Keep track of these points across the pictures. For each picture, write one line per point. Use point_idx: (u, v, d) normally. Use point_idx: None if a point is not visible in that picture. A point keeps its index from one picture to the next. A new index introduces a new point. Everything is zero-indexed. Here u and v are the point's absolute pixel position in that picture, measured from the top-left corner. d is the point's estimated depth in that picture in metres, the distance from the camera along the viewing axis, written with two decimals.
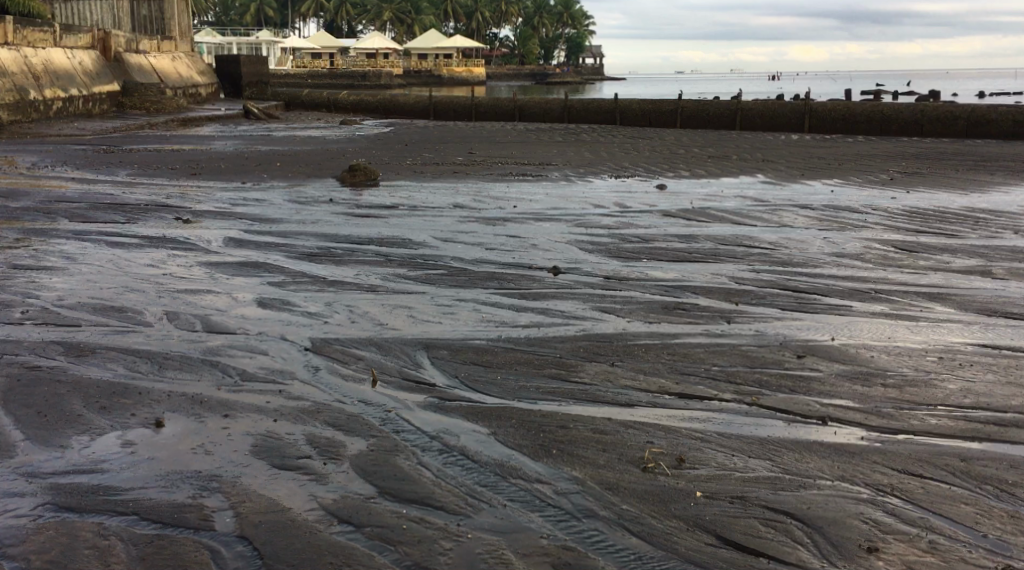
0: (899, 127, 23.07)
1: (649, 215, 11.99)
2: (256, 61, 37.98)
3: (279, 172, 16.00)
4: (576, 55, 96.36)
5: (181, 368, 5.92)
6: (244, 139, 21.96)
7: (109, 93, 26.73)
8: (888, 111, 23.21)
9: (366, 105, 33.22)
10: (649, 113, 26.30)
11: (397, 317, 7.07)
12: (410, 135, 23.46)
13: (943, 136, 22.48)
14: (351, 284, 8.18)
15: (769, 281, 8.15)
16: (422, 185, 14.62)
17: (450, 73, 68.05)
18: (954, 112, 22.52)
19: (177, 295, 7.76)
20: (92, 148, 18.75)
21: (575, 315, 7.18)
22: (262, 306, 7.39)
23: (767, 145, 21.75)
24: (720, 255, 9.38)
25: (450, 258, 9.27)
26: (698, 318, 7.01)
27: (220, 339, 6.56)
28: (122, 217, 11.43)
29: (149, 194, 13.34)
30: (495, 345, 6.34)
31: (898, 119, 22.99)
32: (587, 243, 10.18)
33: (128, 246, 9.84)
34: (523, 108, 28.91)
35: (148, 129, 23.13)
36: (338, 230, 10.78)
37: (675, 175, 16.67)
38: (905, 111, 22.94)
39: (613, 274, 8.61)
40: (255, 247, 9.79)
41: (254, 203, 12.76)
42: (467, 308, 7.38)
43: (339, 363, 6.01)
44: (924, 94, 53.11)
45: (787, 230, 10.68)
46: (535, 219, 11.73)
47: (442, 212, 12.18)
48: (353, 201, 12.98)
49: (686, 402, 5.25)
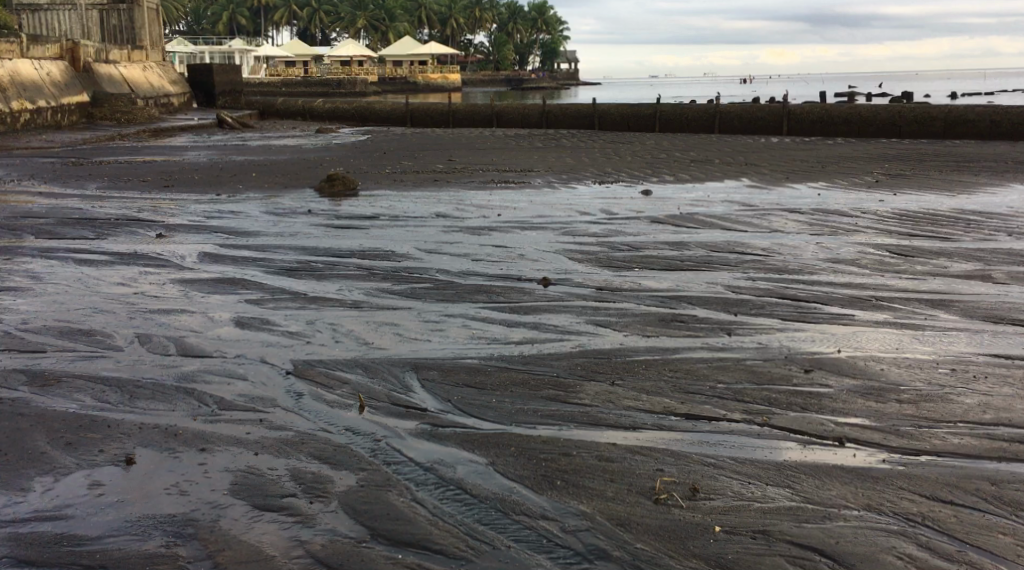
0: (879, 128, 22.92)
1: (636, 222, 11.71)
2: (230, 69, 37.52)
3: (254, 182, 15.63)
4: (551, 61, 96.31)
5: (153, 396, 5.59)
6: (218, 149, 21.58)
7: (79, 104, 26.25)
8: (867, 112, 23.05)
9: (342, 113, 32.84)
10: (627, 118, 26.08)
11: (382, 336, 6.73)
12: (387, 143, 23.14)
13: (922, 137, 22.35)
14: (332, 300, 7.85)
15: (765, 290, 7.84)
16: (402, 194, 14.30)
17: (425, 80, 67.73)
18: (933, 112, 22.38)
19: (148, 315, 7.42)
20: (62, 161, 18.32)
21: (568, 330, 6.85)
22: (240, 326, 7.07)
23: (748, 148, 21.55)
24: (712, 262, 9.09)
25: (434, 270, 8.94)
26: (697, 331, 6.69)
27: (195, 363, 6.23)
28: (92, 233, 11.05)
29: (120, 207, 12.96)
30: (486, 365, 6.00)
31: (877, 120, 22.86)
32: (575, 252, 9.88)
33: (97, 264, 9.47)
34: (501, 113, 28.62)
35: (120, 141, 22.69)
36: (318, 243, 10.44)
37: (658, 181, 16.42)
38: (884, 112, 22.79)
39: (604, 285, 8.31)
40: (231, 262, 9.45)
41: (230, 216, 12.40)
42: (455, 325, 7.04)
43: (323, 388, 5.68)
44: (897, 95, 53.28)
45: (778, 235, 10.41)
46: (520, 228, 11.42)
47: (423, 222, 11.85)
48: (331, 212, 12.64)
49: (693, 423, 4.90)
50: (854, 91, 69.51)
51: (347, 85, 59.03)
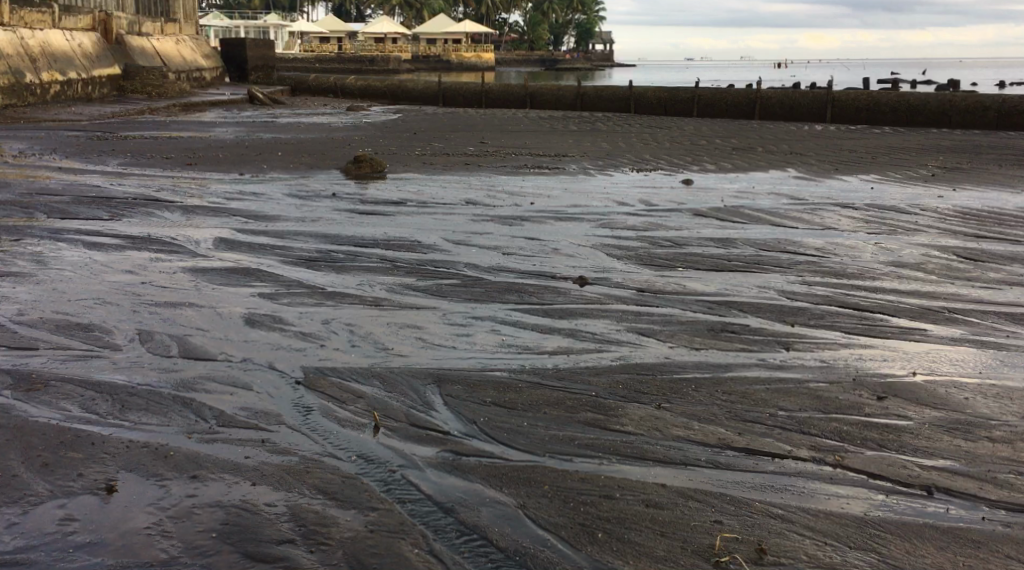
0: (927, 118, 21.98)
1: (677, 216, 11.05)
2: (263, 44, 36.98)
3: (280, 162, 15.07)
4: (587, 42, 95.17)
5: (147, 406, 5.02)
6: (247, 126, 21.03)
7: (111, 77, 25.82)
8: (915, 100, 22.13)
9: (374, 91, 32.23)
10: (663, 102, 25.31)
11: (405, 341, 6.14)
12: (418, 123, 22.54)
13: (974, 127, 21.42)
14: (352, 296, 7.26)
15: (822, 296, 7.19)
16: (431, 178, 13.72)
17: (459, 58, 67.00)
18: (986, 102, 21.42)
19: (152, 309, 6.85)
20: (87, 135, 17.84)
21: (607, 339, 6.23)
22: (251, 324, 6.48)
23: (791, 136, 20.75)
24: (763, 263, 8.45)
25: (463, 265, 8.33)
26: (752, 344, 6.07)
27: (197, 367, 5.65)
28: (107, 213, 10.53)
29: (140, 185, 12.45)
30: (518, 380, 5.41)
31: (925, 110, 21.95)
32: (613, 247, 9.24)
33: (106, 247, 8.90)
34: (535, 94, 27.90)
35: (150, 115, 22.24)
36: (341, 230, 9.86)
37: (700, 169, 15.72)
38: (933, 101, 21.84)
39: (647, 287, 7.68)
40: (249, 249, 8.90)
41: (251, 198, 11.82)
42: (484, 330, 6.43)
43: (335, 402, 5.09)
44: (940, 85, 51.97)
45: (832, 234, 9.74)
46: (555, 218, 10.79)
47: (453, 210, 11.25)
48: (357, 196, 12.07)
49: (755, 462, 4.25)
50: (895, 78, 68.13)
51: (381, 63, 58.55)
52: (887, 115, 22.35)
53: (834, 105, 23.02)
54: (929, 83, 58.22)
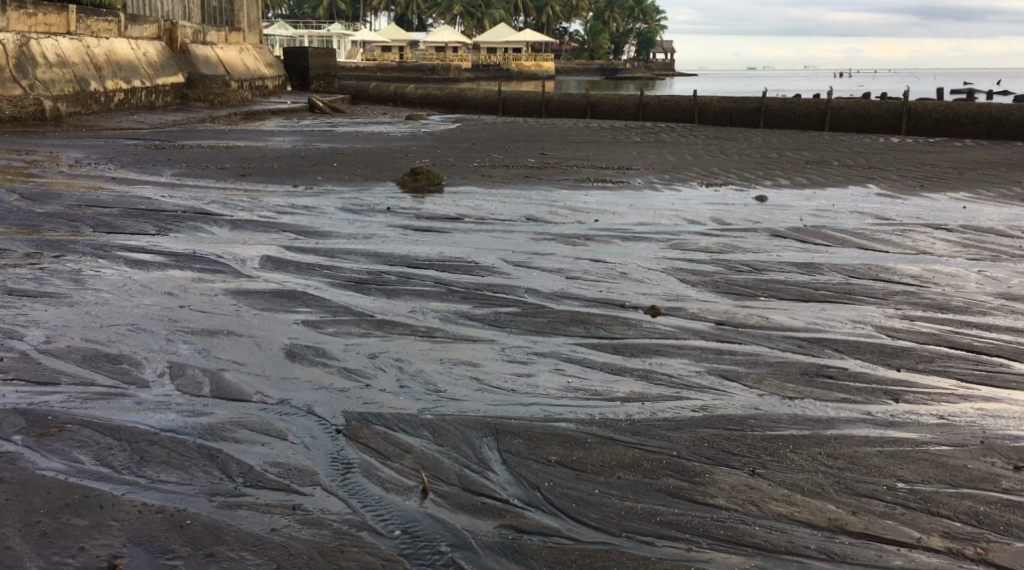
0: (1008, 131, 20.89)
1: (754, 237, 10.38)
2: (325, 53, 36.68)
3: (336, 174, 14.56)
4: (647, 51, 94.29)
5: (167, 457, 4.38)
6: (306, 136, 20.60)
7: (175, 85, 25.61)
8: (998, 111, 21.07)
9: (434, 100, 31.79)
10: (729, 112, 24.44)
11: (461, 380, 5.52)
12: (478, 133, 21.95)
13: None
14: (402, 325, 6.63)
15: (930, 335, 6.69)
16: (491, 191, 13.11)
17: (519, 67, 66.61)
18: None
19: (187, 335, 6.23)
20: (144, 144, 17.49)
21: (687, 384, 5.55)
22: (291, 358, 5.82)
23: (868, 148, 19.87)
24: (854, 294, 7.88)
25: (524, 289, 7.71)
26: (854, 394, 5.45)
27: (228, 409, 4.98)
28: (152, 227, 9.99)
29: (191, 198, 11.94)
30: (588, 433, 4.75)
31: (1008, 122, 20.87)
32: (687, 272, 8.53)
33: (146, 263, 8.34)
34: (596, 103, 27.21)
35: (211, 124, 21.93)
36: (394, 248, 9.26)
37: (773, 184, 15.01)
38: (1016, 113, 20.78)
39: (727, 321, 7.00)
40: (296, 268, 8.30)
41: (303, 212, 11.30)
42: (546, 368, 5.78)
43: (378, 458, 4.45)
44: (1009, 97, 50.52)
45: (929, 260, 9.33)
46: (622, 237, 10.11)
47: (512, 226, 10.61)
48: (413, 211, 11.52)
49: (877, 553, 3.74)
50: (968, 89, 66.27)
51: (441, 72, 58.48)
52: (967, 127, 21.31)
53: (910, 116, 21.98)
54: (1002, 94, 56.50)
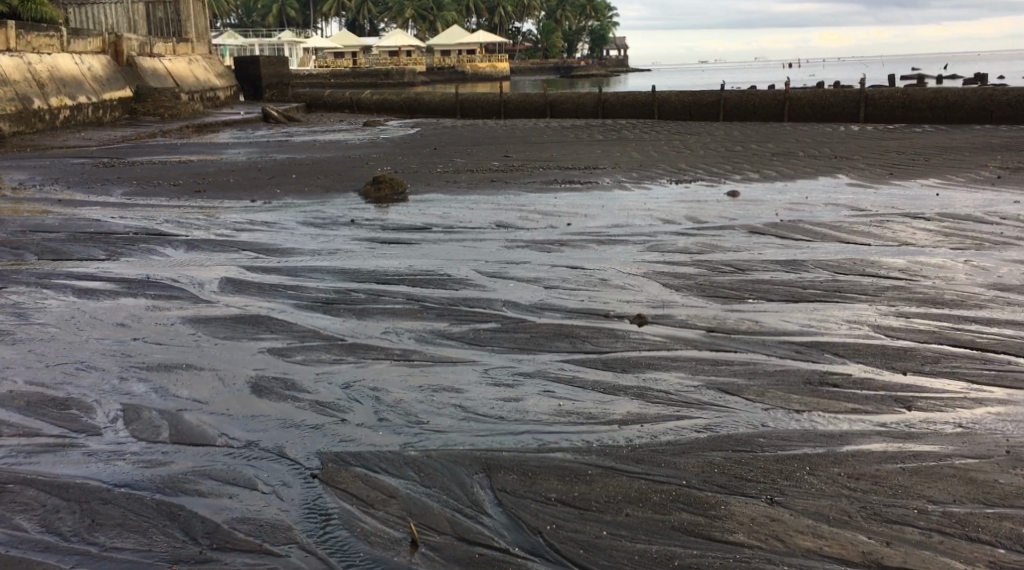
0: (965, 115, 20.81)
1: (731, 235, 10.06)
2: (277, 61, 36.00)
3: (294, 186, 14.08)
4: (600, 48, 94.14)
5: (123, 519, 3.98)
6: (260, 147, 20.06)
7: (122, 100, 24.92)
8: (954, 96, 20.97)
9: (390, 105, 31.29)
10: (688, 107, 24.20)
11: (443, 408, 5.12)
12: (437, 137, 21.53)
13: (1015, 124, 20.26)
14: (376, 349, 6.20)
15: (930, 333, 6.40)
16: (456, 198, 12.72)
17: (473, 68, 66.18)
18: None
19: (141, 370, 5.77)
20: (91, 162, 16.86)
21: (686, 401, 5.17)
22: (257, 391, 5.38)
23: (830, 137, 19.68)
24: (845, 292, 7.57)
25: (502, 303, 7.31)
26: (864, 402, 5.10)
27: (189, 455, 4.56)
28: (102, 251, 9.48)
29: (143, 218, 11.42)
30: (586, 463, 4.38)
31: (965, 105, 20.76)
32: (669, 276, 8.19)
33: (96, 291, 7.84)
34: (554, 102, 26.87)
35: (162, 138, 21.32)
36: (360, 263, 8.83)
37: (742, 178, 14.73)
38: (972, 97, 20.70)
39: (718, 327, 6.64)
40: (257, 289, 7.83)
41: (262, 228, 10.83)
42: (534, 391, 5.38)
43: (359, 505, 4.06)
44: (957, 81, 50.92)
45: (914, 252, 9.07)
46: (597, 241, 9.74)
47: (482, 234, 10.21)
48: (377, 222, 11.09)
49: None
50: (917, 74, 66.80)
51: (395, 76, 57.98)
52: (924, 113, 21.21)
53: (868, 103, 21.84)
54: (951, 78, 56.93)
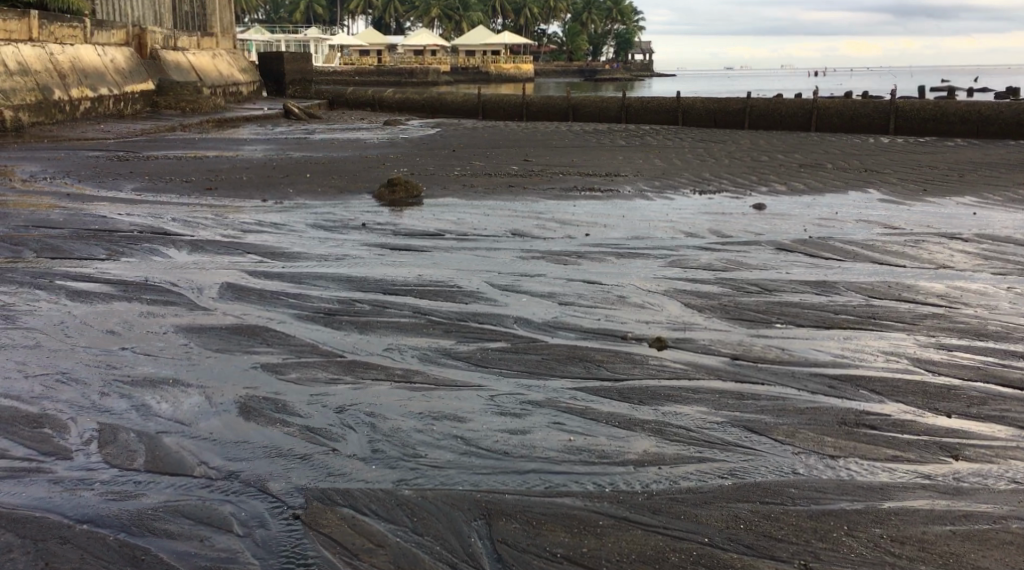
0: (998, 129, 20.21)
1: (759, 251, 9.60)
2: (300, 57, 35.67)
3: (308, 186, 13.70)
4: (625, 52, 93.49)
5: (81, 564, 3.65)
6: (278, 144, 19.70)
7: (143, 92, 24.63)
8: (986, 110, 20.38)
9: (412, 104, 30.91)
10: (713, 113, 23.70)
11: (444, 439, 4.70)
12: (458, 138, 21.14)
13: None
14: (376, 367, 5.78)
15: (973, 369, 5.95)
16: (472, 203, 12.30)
17: (498, 69, 65.80)
18: None
19: (122, 383, 5.36)
20: (105, 155, 16.52)
21: (709, 440, 4.73)
22: (242, 412, 4.96)
23: (860, 149, 19.15)
24: (880, 319, 7.11)
25: (514, 320, 6.88)
26: (905, 449, 4.65)
27: (161, 486, 4.17)
28: (103, 250, 9.10)
29: (150, 216, 11.06)
30: (598, 513, 3.98)
31: (997, 120, 20.17)
32: (692, 294, 7.75)
33: (89, 293, 7.45)
34: (578, 106, 26.42)
35: (180, 132, 21.01)
36: (369, 270, 8.41)
37: (769, 190, 14.27)
38: (1006, 111, 20.10)
39: (744, 355, 6.19)
40: (258, 296, 7.41)
41: (271, 230, 10.43)
42: (543, 422, 4.94)
43: (344, 557, 3.71)
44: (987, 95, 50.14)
45: (952, 277, 8.59)
46: (617, 254, 9.29)
47: (498, 243, 9.78)
48: (390, 226, 10.69)
49: None
50: (946, 86, 66.01)
51: (420, 75, 57.65)
52: (955, 126, 20.63)
53: (899, 115, 21.27)
54: (981, 91, 56.03)
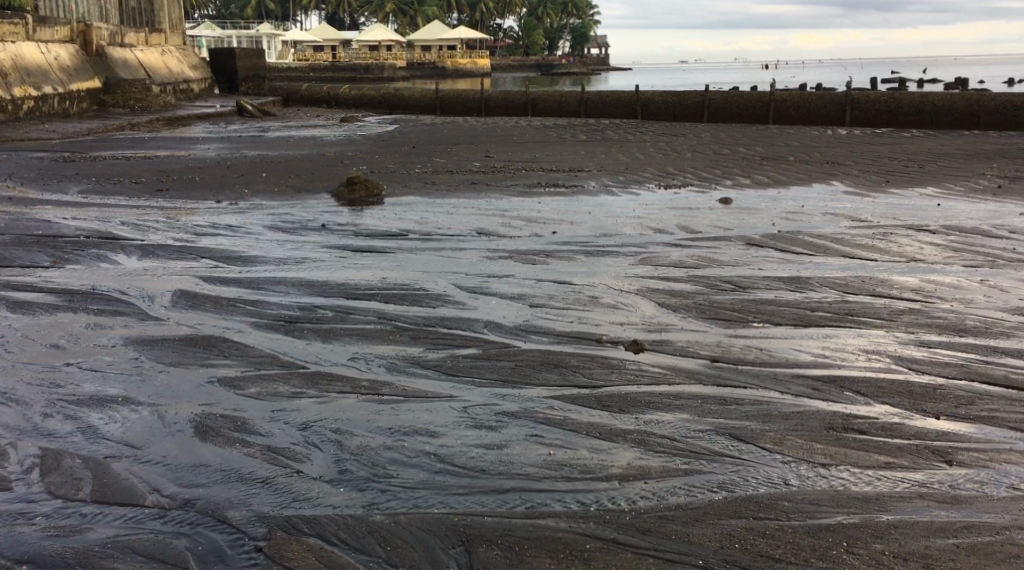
0: (953, 119, 20.25)
1: (729, 247, 9.43)
2: (254, 53, 35.08)
3: (263, 185, 13.33)
4: (582, 46, 93.47)
5: None
6: (232, 142, 19.26)
7: (90, 91, 24.02)
8: (941, 100, 20.42)
9: (369, 100, 30.51)
10: (672, 107, 23.57)
11: (415, 456, 4.44)
12: (416, 135, 20.82)
13: (1003, 130, 19.74)
14: (341, 379, 5.49)
15: (958, 366, 5.79)
16: (433, 202, 12.02)
17: (455, 65, 65.41)
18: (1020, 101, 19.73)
19: (67, 403, 5.04)
20: (51, 156, 16.01)
21: (696, 450, 4.51)
22: (198, 432, 4.67)
23: (819, 141, 19.10)
24: (858, 316, 6.94)
25: (483, 324, 6.62)
26: (898, 455, 4.46)
27: (110, 519, 3.88)
28: (48, 257, 8.70)
29: (98, 219, 10.65)
30: (584, 537, 3.78)
31: (952, 110, 20.21)
32: (665, 293, 7.54)
33: (33, 304, 7.08)
34: (537, 100, 26.19)
35: (129, 132, 20.48)
36: (330, 274, 8.10)
37: (733, 184, 14.14)
38: (960, 101, 20.15)
39: (724, 358, 5.97)
40: (213, 304, 7.08)
41: (226, 232, 10.08)
42: (520, 435, 4.70)
43: None
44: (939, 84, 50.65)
45: (925, 270, 8.46)
46: (585, 252, 9.06)
47: (463, 243, 9.51)
48: (349, 226, 10.39)
49: None
50: (897, 78, 66.73)
51: (376, 71, 57.11)
52: (911, 117, 20.64)
53: (855, 107, 21.28)
54: (933, 81, 56.53)
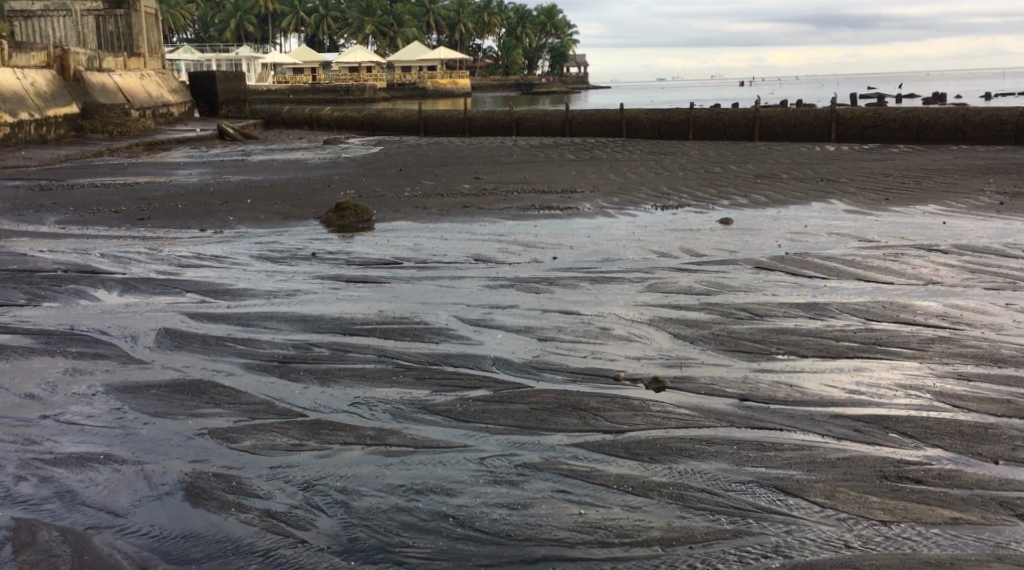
0: (937, 134, 19.92)
1: (738, 272, 9.04)
2: (234, 76, 34.59)
3: (248, 212, 12.86)
4: (561, 64, 93.43)
5: None
6: (213, 167, 18.78)
7: (67, 116, 23.49)
8: (925, 115, 20.11)
9: (351, 122, 30.09)
10: (658, 125, 23.24)
11: (434, 522, 4.00)
12: (402, 157, 20.40)
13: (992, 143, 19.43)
14: (344, 428, 5.04)
15: (1006, 402, 5.39)
16: (425, 227, 11.59)
17: (435, 86, 65.16)
18: (1005, 115, 19.38)
19: (43, 463, 4.59)
20: (26, 185, 15.47)
21: (740, 507, 4.11)
22: (189, 495, 4.22)
23: (810, 158, 18.80)
24: (887, 346, 6.55)
25: (491, 361, 6.18)
26: (963, 508, 4.07)
27: None
28: (25, 294, 8.21)
29: (75, 252, 10.15)
30: None
31: (937, 125, 19.90)
32: (680, 323, 7.13)
33: (7, 346, 6.61)
34: (521, 120, 25.83)
35: (107, 158, 19.94)
36: (323, 307, 7.64)
37: (730, 203, 13.79)
38: (944, 116, 19.82)
39: (753, 396, 5.56)
40: (201, 344, 6.62)
41: (211, 263, 9.62)
42: (546, 490, 4.28)
43: None
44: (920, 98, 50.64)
45: (947, 294, 8.09)
46: (590, 279, 8.65)
47: (460, 271, 9.08)
48: (339, 255, 9.95)
49: None
50: (873, 93, 66.99)
51: (355, 92, 56.68)
52: (896, 131, 20.29)
53: (841, 123, 20.98)
54: (912, 96, 56.58)
